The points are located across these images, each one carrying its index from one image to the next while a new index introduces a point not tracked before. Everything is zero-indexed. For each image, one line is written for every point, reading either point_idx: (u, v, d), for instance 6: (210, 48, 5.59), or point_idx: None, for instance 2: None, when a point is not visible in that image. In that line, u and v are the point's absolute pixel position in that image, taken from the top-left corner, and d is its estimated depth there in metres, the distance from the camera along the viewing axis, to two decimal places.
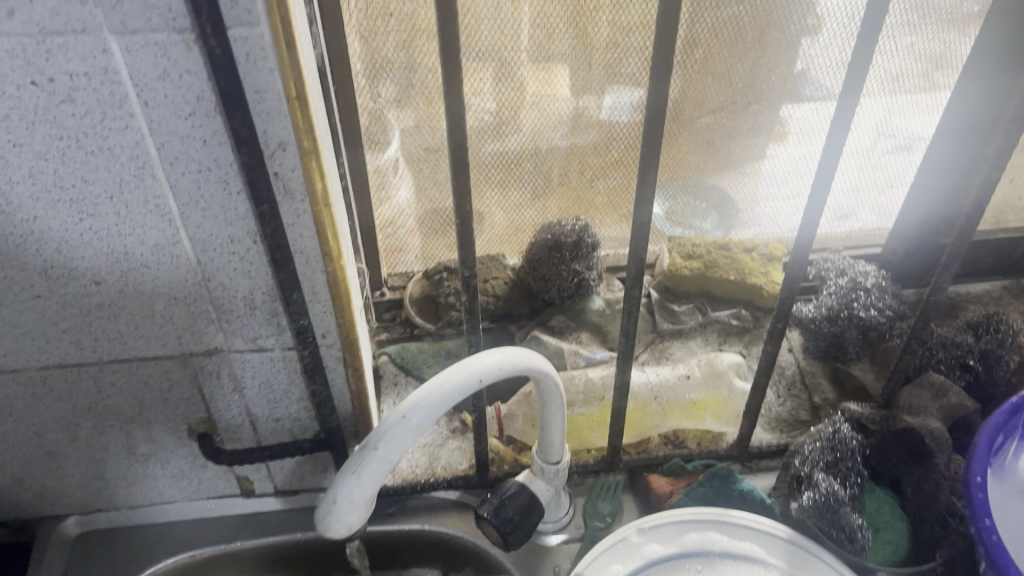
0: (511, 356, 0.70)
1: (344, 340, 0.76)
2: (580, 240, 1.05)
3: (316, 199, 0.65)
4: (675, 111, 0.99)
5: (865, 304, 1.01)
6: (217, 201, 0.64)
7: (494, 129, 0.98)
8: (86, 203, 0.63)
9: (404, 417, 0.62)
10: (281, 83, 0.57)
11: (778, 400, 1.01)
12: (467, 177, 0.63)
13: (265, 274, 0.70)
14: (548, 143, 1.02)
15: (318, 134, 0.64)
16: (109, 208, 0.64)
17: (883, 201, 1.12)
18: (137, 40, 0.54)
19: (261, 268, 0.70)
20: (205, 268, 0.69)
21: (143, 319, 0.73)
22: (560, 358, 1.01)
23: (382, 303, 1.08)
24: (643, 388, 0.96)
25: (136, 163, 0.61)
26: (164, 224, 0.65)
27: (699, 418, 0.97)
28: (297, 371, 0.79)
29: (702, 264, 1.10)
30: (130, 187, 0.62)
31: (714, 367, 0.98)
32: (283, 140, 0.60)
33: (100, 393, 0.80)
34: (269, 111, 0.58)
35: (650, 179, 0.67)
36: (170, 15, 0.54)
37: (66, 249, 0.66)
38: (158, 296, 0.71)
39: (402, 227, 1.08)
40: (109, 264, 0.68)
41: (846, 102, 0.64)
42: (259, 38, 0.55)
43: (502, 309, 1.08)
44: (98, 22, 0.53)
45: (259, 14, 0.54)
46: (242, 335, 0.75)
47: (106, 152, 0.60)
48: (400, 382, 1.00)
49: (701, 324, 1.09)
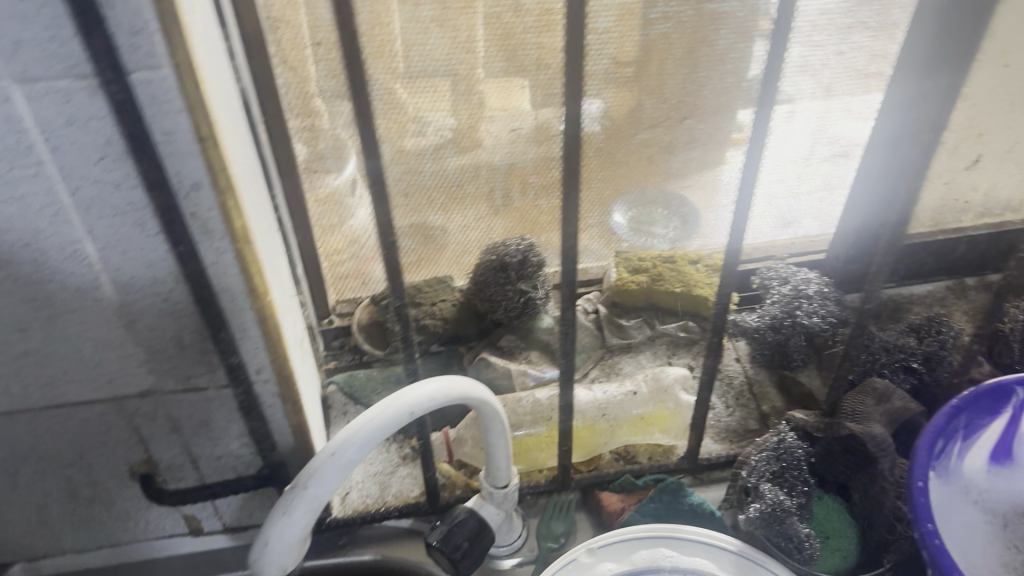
0: (448, 386, 0.70)
1: (279, 375, 0.75)
2: (526, 258, 1.06)
3: (237, 237, 0.64)
4: (612, 130, 0.97)
5: (808, 311, 1.02)
6: (136, 243, 0.64)
7: (432, 152, 0.94)
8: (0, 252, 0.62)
9: (333, 454, 0.61)
10: (190, 124, 0.57)
11: (726, 410, 1.02)
12: (387, 210, 0.63)
13: (192, 314, 0.69)
14: (489, 167, 0.98)
15: (235, 173, 0.63)
16: (24, 256, 0.63)
17: (824, 208, 1.12)
18: (39, 89, 0.54)
19: (188, 307, 0.69)
20: (130, 310, 0.68)
21: (72, 364, 0.72)
22: (509, 380, 1.01)
23: (331, 331, 1.08)
24: (590, 407, 0.96)
25: (48, 210, 0.60)
26: (84, 269, 0.65)
27: (647, 433, 0.97)
28: (234, 409, 0.78)
29: (648, 278, 1.12)
30: (45, 234, 0.61)
31: (660, 382, 0.98)
32: (198, 180, 0.60)
33: (34, 440, 0.79)
34: (180, 152, 0.59)
35: (574, 202, 0.67)
36: (70, 62, 0.53)
37: None
38: (85, 340, 0.70)
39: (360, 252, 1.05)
40: (30, 311, 0.67)
41: (761, 114, 0.65)
42: (163, 81, 0.55)
43: (450, 332, 1.08)
44: None
45: (161, 57, 0.54)
46: (176, 375, 0.74)
47: (17, 201, 0.59)
48: (349, 411, 0.99)
49: (649, 337, 1.10)
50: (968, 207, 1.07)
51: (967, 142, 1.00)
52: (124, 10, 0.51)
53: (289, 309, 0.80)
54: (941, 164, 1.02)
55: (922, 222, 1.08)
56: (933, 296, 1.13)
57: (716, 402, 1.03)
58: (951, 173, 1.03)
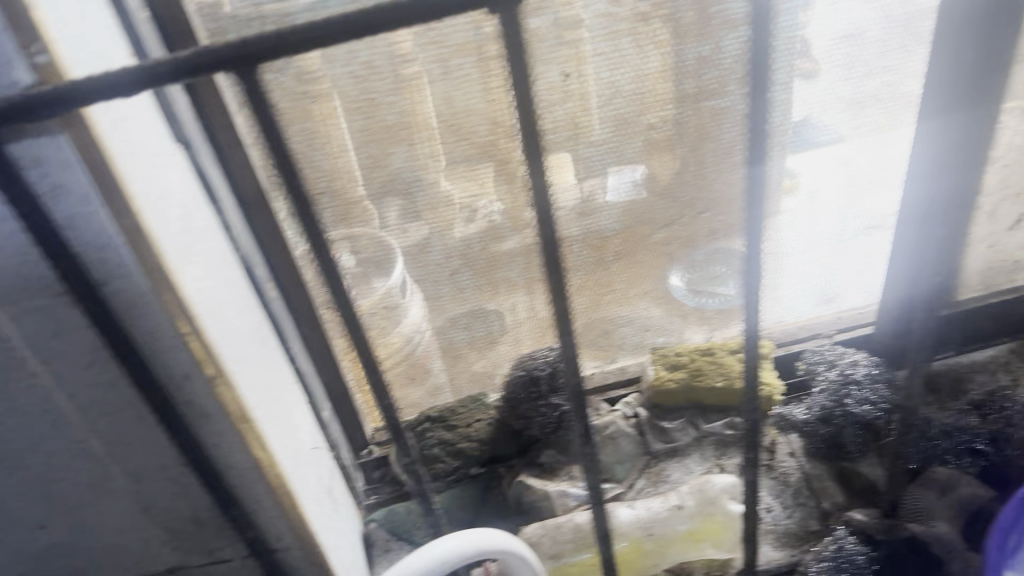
0: (471, 542, 0.72)
1: (302, 541, 0.73)
2: (555, 370, 1.02)
3: (216, 376, 0.61)
4: (627, 231, 0.89)
5: (858, 399, 0.98)
6: (95, 380, 0.59)
7: (474, 229, 0.90)
8: (23, 371, 0.58)
9: None
10: (152, 287, 0.55)
11: (785, 512, 0.97)
12: None
13: (225, 447, 0.65)
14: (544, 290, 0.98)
15: (220, 338, 0.62)
16: (43, 383, 0.59)
17: (866, 279, 1.04)
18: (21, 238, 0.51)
19: (230, 439, 0.65)
20: (130, 435, 0.63)
21: (15, 480, 0.65)
22: (549, 502, 0.97)
23: (368, 463, 1.06)
24: (633, 528, 0.89)
25: (88, 357, 0.58)
26: (113, 392, 0.60)
27: (698, 548, 0.89)
28: (245, 545, 0.72)
29: (688, 373, 1.05)
30: (62, 359, 0.58)
31: (706, 492, 0.90)
32: (161, 325, 0.57)
33: (80, 566, 0.73)
34: (144, 310, 0.56)
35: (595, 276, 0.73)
36: (86, 202, 0.50)
37: (12, 434, 0.62)
38: (117, 474, 0.66)
39: (475, 358, 1.03)
40: (67, 442, 0.63)
41: None
42: (117, 250, 0.53)
43: (488, 454, 1.07)
44: (88, 190, 0.50)
45: (116, 229, 0.52)
46: (200, 551, 0.73)
47: (11, 301, 0.55)
48: (392, 548, 1.01)
49: (696, 438, 1.06)
50: (1017, 265, 1.01)
51: (1004, 206, 0.95)
52: (68, 199, 0.50)
53: (309, 462, 0.81)
54: (979, 229, 0.97)
55: (970, 285, 1.02)
56: (997, 363, 1.07)
57: (774, 503, 0.98)
58: (993, 235, 0.98)
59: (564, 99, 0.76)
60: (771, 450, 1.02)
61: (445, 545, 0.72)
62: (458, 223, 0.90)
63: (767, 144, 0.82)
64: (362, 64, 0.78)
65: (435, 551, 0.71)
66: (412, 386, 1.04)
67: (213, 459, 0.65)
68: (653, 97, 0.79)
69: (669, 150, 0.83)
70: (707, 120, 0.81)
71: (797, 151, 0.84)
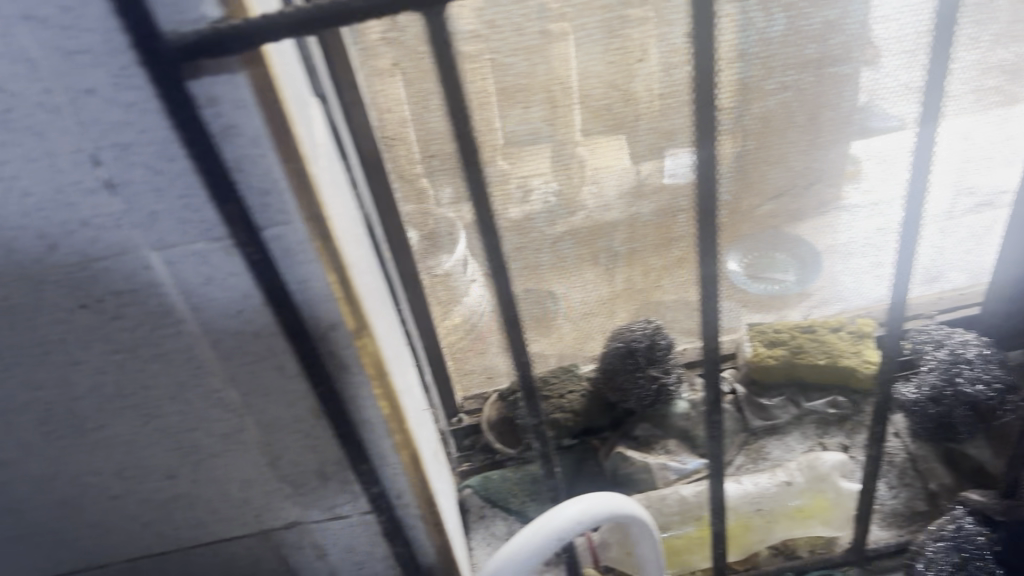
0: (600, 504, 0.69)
1: (421, 497, 0.74)
2: (655, 342, 1.05)
3: (356, 327, 0.61)
4: (736, 204, 0.90)
5: (971, 378, 0.95)
6: (239, 329, 0.59)
7: (588, 201, 0.91)
8: (169, 320, 0.58)
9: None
10: (308, 233, 0.55)
11: (890, 492, 0.95)
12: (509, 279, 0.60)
13: (359, 400, 0.65)
14: (643, 260, 0.98)
15: (360, 289, 0.62)
16: (187, 332, 0.59)
17: (972, 258, 1.00)
18: (186, 180, 0.51)
19: (365, 392, 0.65)
20: (267, 387, 0.63)
21: (152, 428, 0.65)
22: (648, 475, 0.95)
23: (460, 431, 1.09)
24: (741, 502, 0.88)
25: (236, 306, 0.58)
26: (256, 343, 0.60)
27: (806, 525, 0.88)
28: (367, 500, 0.73)
29: (788, 350, 1.06)
30: (208, 309, 0.58)
31: (816, 470, 0.90)
32: (312, 273, 0.57)
33: (200, 520, 0.73)
34: (297, 257, 0.56)
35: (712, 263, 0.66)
36: (255, 143, 0.50)
37: (153, 383, 0.62)
38: (249, 426, 0.66)
39: (563, 329, 1.04)
40: (204, 393, 0.63)
41: None
42: (280, 192, 0.52)
43: (583, 425, 1.09)
44: (258, 132, 0.50)
45: (280, 172, 0.52)
46: (320, 506, 0.74)
47: (165, 249, 0.54)
48: (487, 514, 1.02)
49: (796, 417, 1.05)
50: None
51: None
52: (239, 141, 0.50)
53: (421, 421, 0.82)
54: None
55: None
56: None
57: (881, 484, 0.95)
58: None
59: (682, 62, 0.79)
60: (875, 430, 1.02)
61: (579, 507, 0.68)
62: (540, 191, 0.87)
63: (834, 113, 0.85)
64: (485, 23, 0.73)
65: (568, 514, 0.67)
66: (507, 353, 1.05)
67: (346, 411, 0.65)
68: (773, 63, 0.78)
69: (781, 115, 0.83)
70: (794, 105, 0.83)
71: (861, 135, 0.87)
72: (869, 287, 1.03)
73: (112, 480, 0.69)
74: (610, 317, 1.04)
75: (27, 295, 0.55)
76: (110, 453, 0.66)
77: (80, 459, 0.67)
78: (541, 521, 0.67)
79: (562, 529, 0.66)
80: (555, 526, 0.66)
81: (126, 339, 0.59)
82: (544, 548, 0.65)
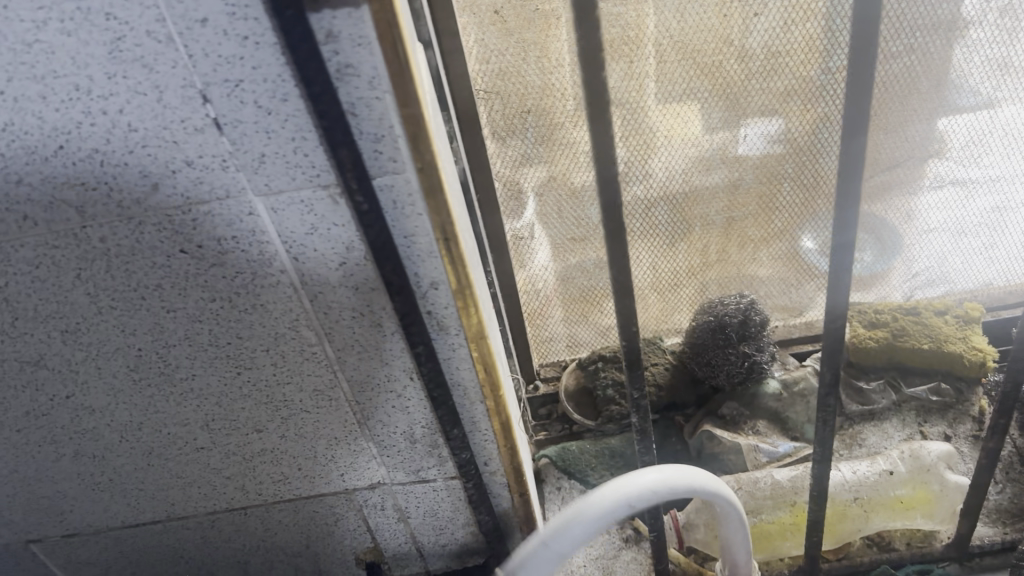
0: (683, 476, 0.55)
1: (508, 467, 0.72)
2: (747, 318, 0.98)
3: (462, 291, 0.58)
4: None
5: None
6: (339, 282, 0.57)
7: (687, 168, 0.86)
8: (269, 269, 0.56)
9: (546, 543, 0.49)
10: (417, 181, 0.52)
11: (997, 486, 0.90)
12: (625, 247, 0.56)
13: (455, 361, 0.63)
14: (740, 232, 0.94)
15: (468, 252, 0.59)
16: (285, 283, 0.57)
17: None
18: (298, 122, 0.48)
19: (463, 353, 0.63)
20: (362, 345, 0.61)
21: (243, 380, 0.63)
22: (739, 455, 0.94)
23: (537, 398, 1.08)
24: (842, 489, 0.84)
25: (337, 259, 0.55)
26: (355, 298, 0.58)
27: (908, 517, 0.84)
28: (454, 465, 0.71)
29: (889, 333, 1.01)
30: (309, 260, 0.55)
31: (920, 459, 0.86)
32: (420, 227, 0.54)
33: (282, 475, 0.72)
34: (405, 208, 0.53)
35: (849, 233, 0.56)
36: (371, 85, 0.47)
37: (248, 334, 0.60)
38: (340, 383, 0.64)
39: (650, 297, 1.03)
40: (299, 347, 0.61)
41: None
42: (392, 138, 0.49)
43: (667, 400, 1.04)
44: (376, 73, 0.46)
45: (394, 117, 0.49)
46: (405, 468, 0.72)
47: (270, 194, 0.51)
48: (563, 487, 1.00)
49: (895, 403, 0.99)
50: None
51: None
52: (356, 82, 0.47)
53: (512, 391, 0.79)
54: None
55: None
56: None
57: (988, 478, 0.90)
58: None
59: (804, 17, 0.72)
60: (980, 422, 0.96)
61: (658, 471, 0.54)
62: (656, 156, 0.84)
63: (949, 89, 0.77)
64: None
65: (647, 478, 0.53)
66: (594, 321, 1.04)
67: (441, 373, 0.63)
68: (903, 22, 0.72)
69: (904, 84, 0.77)
70: (917, 70, 0.75)
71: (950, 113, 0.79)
72: (976, 268, 0.99)
73: (199, 431, 0.67)
74: (699, 291, 1.02)
75: (125, 239, 0.53)
76: (199, 404, 0.65)
77: (169, 408, 0.65)
78: (609, 485, 0.52)
79: (640, 496, 0.52)
80: (632, 491, 0.51)
81: (223, 287, 0.56)
82: (618, 515, 0.51)
